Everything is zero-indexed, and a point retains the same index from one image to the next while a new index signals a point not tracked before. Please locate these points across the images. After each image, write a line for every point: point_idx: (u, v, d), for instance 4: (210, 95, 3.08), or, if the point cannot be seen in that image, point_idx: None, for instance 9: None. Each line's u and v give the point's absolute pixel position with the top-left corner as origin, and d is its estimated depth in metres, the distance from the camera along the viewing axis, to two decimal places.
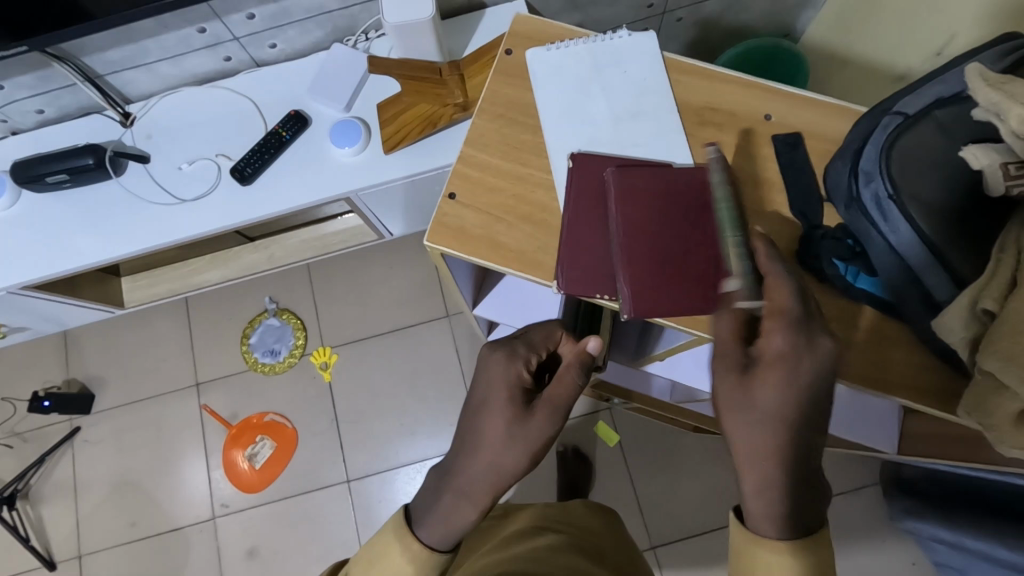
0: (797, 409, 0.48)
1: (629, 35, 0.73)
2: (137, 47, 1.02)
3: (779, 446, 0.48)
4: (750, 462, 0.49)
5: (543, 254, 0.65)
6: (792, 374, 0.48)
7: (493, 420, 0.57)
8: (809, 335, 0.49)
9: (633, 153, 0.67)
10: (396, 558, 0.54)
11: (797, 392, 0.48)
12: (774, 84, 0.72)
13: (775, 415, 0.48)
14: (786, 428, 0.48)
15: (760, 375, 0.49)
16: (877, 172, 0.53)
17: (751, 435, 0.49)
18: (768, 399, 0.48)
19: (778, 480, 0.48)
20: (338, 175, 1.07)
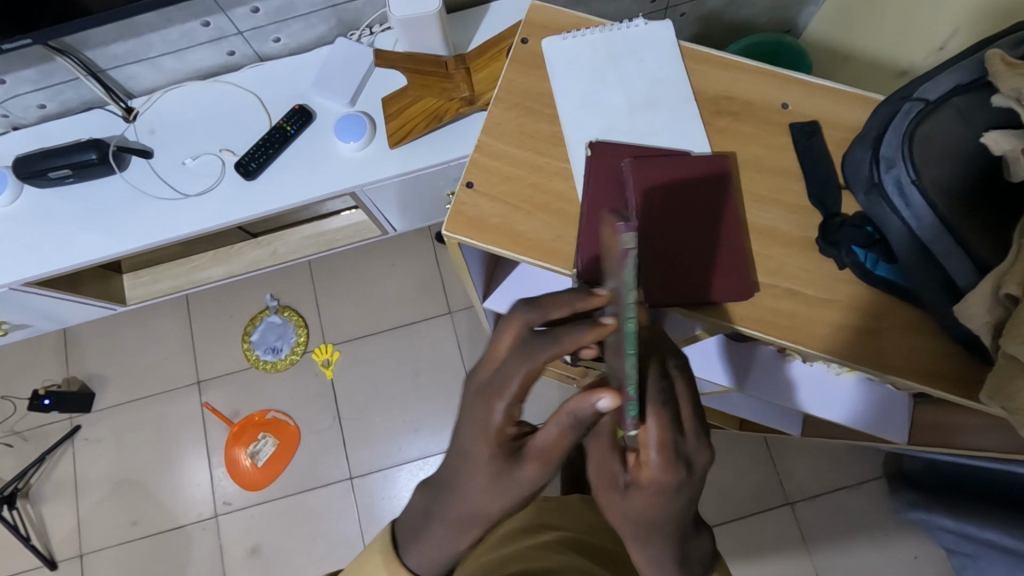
0: (666, 519, 0.48)
1: (645, 24, 0.73)
2: (141, 41, 1.01)
3: (649, 545, 0.49)
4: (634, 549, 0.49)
5: (560, 243, 0.64)
6: (661, 495, 0.47)
7: (471, 474, 0.48)
8: (680, 454, 0.47)
9: (651, 142, 0.67)
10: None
11: (669, 505, 0.47)
12: (790, 73, 0.72)
13: (650, 526, 0.48)
14: (656, 535, 0.48)
15: (634, 488, 0.48)
16: (899, 157, 0.53)
17: (632, 541, 0.49)
18: (643, 514, 0.48)
19: (663, 562, 0.49)
20: (345, 169, 1.06)
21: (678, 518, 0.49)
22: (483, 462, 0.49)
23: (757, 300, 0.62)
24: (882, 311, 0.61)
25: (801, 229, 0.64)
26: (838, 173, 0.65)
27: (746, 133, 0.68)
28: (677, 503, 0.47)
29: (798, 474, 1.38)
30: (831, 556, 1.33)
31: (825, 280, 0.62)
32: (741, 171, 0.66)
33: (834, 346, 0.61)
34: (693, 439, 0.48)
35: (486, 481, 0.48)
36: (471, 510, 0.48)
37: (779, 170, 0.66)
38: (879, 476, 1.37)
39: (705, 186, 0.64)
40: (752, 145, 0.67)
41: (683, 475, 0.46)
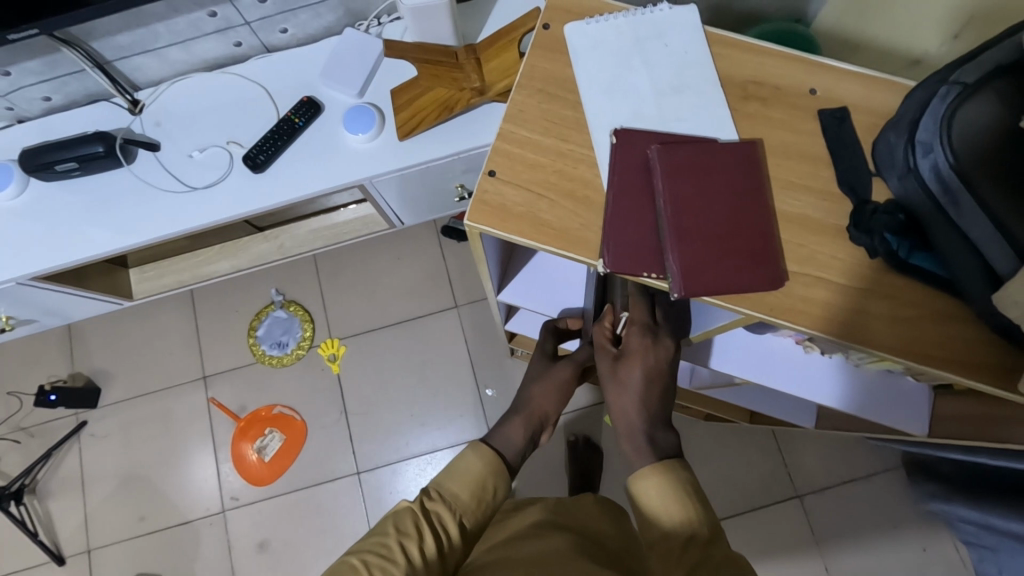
0: (646, 383, 0.69)
1: (670, 8, 0.72)
2: (148, 31, 1.00)
3: (639, 408, 0.68)
4: (622, 415, 0.69)
5: (587, 231, 0.63)
6: (644, 357, 0.69)
7: (537, 380, 0.82)
8: (651, 330, 0.70)
9: (678, 129, 0.66)
10: (474, 462, 0.68)
11: (648, 373, 0.69)
12: (819, 58, 0.70)
13: (638, 390, 0.68)
14: (644, 397, 0.68)
15: (624, 357, 0.70)
16: (935, 141, 0.53)
17: (625, 403, 0.69)
18: (631, 377, 0.69)
19: (639, 428, 0.67)
20: (356, 161, 1.05)
21: (656, 387, 0.69)
22: (538, 366, 0.84)
23: (788, 289, 0.61)
24: (917, 299, 0.60)
25: (832, 216, 0.63)
26: (868, 158, 0.65)
27: (775, 119, 0.67)
28: (653, 366, 0.69)
29: (807, 467, 1.38)
30: (841, 550, 1.33)
31: (855, 268, 0.61)
32: (770, 158, 0.65)
33: (866, 335, 0.60)
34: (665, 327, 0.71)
35: (543, 379, 0.82)
36: (536, 404, 0.80)
37: (810, 156, 0.65)
38: (888, 469, 1.37)
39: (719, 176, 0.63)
40: (781, 131, 0.66)
41: (653, 346, 0.69)
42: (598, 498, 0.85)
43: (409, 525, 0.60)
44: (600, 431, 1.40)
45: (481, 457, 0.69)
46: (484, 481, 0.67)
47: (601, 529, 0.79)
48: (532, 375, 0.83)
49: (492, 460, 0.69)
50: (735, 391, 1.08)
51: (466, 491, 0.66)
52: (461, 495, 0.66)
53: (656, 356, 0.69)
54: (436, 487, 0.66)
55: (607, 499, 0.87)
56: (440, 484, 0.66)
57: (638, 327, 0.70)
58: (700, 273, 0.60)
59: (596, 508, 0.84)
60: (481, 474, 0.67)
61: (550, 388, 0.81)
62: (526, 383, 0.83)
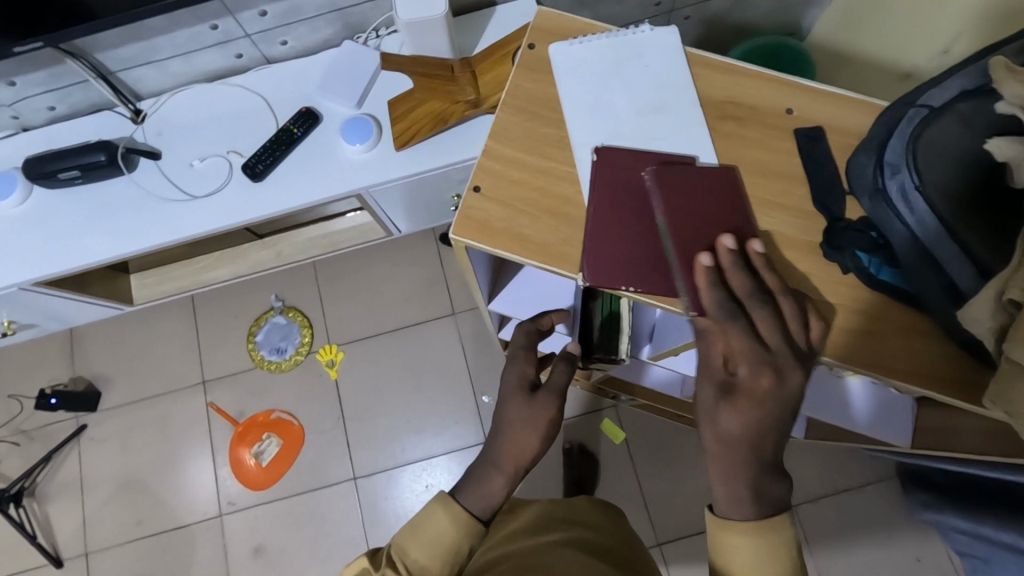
0: (757, 435, 0.51)
1: (650, 30, 0.74)
2: (150, 43, 1.02)
3: (742, 461, 0.51)
4: (720, 457, 0.52)
5: (567, 246, 0.65)
6: (757, 403, 0.50)
7: (514, 406, 0.72)
8: (772, 364, 0.51)
9: (657, 147, 0.68)
10: (441, 519, 0.63)
11: (762, 418, 0.51)
12: (796, 79, 0.72)
13: (746, 437, 0.51)
14: (753, 452, 0.51)
15: (731, 403, 0.51)
16: (903, 163, 0.54)
17: (725, 461, 0.52)
18: (740, 426, 0.51)
19: (745, 477, 0.52)
20: (351, 172, 1.07)
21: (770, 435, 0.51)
22: (515, 399, 0.72)
23: None
24: (888, 315, 0.62)
25: (805, 233, 0.64)
26: (841, 178, 0.66)
27: (751, 138, 0.68)
28: (770, 416, 0.50)
29: (801, 477, 1.38)
30: (834, 559, 1.33)
31: (830, 285, 0.63)
32: (745, 176, 0.67)
33: (840, 350, 0.61)
34: (790, 356, 0.51)
35: (522, 415, 0.71)
36: (516, 445, 0.70)
37: (784, 174, 0.67)
38: (882, 479, 1.37)
39: (761, 269, 0.57)
40: (757, 150, 0.68)
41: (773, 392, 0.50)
42: (592, 498, 0.89)
43: None
44: (596, 439, 1.40)
45: (454, 519, 0.63)
46: (456, 548, 0.63)
47: (599, 527, 0.84)
48: (513, 418, 0.71)
49: (467, 524, 0.64)
50: None
51: (434, 558, 0.61)
52: (428, 564, 0.61)
53: (774, 406, 0.50)
54: (402, 554, 0.62)
55: (601, 500, 0.92)
56: (404, 549, 0.62)
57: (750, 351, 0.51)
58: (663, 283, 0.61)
59: (590, 507, 0.89)
60: (452, 540, 0.62)
61: (534, 432, 0.70)
62: (503, 420, 0.72)
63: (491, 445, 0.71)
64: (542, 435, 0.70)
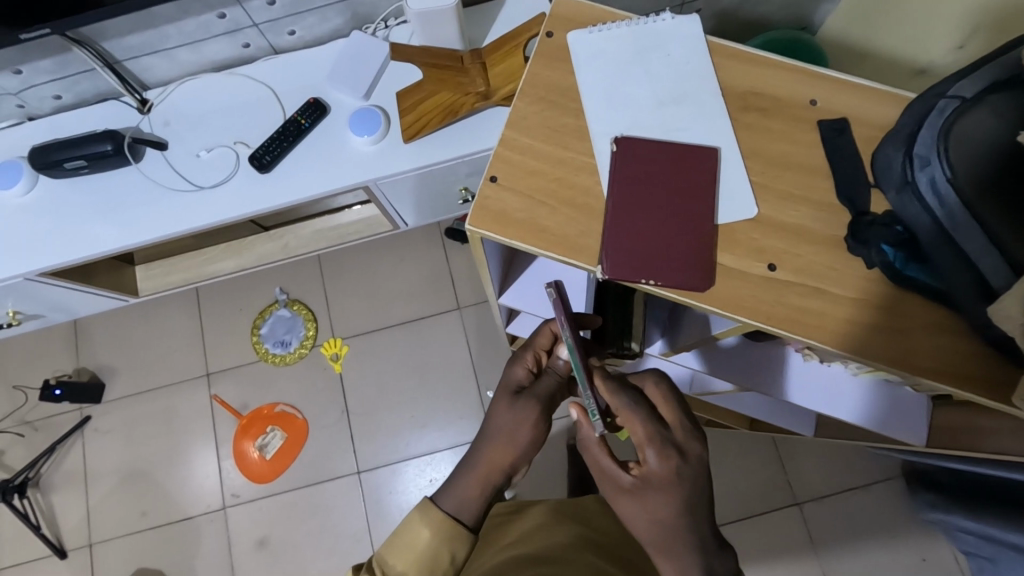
0: (678, 515, 0.58)
1: (672, 18, 0.72)
2: (158, 32, 1.01)
3: (670, 545, 0.58)
4: (657, 549, 0.58)
5: (586, 238, 0.64)
6: (664, 492, 0.58)
7: (498, 409, 0.69)
8: (674, 445, 0.59)
9: (676, 138, 0.67)
10: (424, 533, 0.63)
11: (672, 503, 0.58)
12: (820, 69, 0.71)
13: (669, 520, 0.58)
14: (676, 533, 0.58)
15: (642, 489, 0.59)
16: (934, 155, 0.53)
17: (659, 544, 0.58)
18: (653, 508, 0.58)
19: (688, 566, 0.57)
20: (360, 163, 1.06)
21: (690, 514, 0.58)
22: (501, 401, 0.70)
23: (782, 298, 0.62)
24: (914, 311, 0.60)
25: (829, 227, 0.63)
26: (867, 170, 0.65)
27: (774, 129, 0.67)
28: (685, 494, 0.58)
29: (807, 475, 1.38)
30: (839, 557, 1.32)
31: (855, 279, 0.62)
32: (767, 168, 0.66)
33: (863, 346, 0.60)
34: (685, 434, 0.61)
35: (504, 418, 0.68)
36: (495, 450, 0.68)
37: (807, 167, 0.66)
38: (887, 478, 1.37)
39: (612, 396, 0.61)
40: (779, 142, 0.67)
41: (678, 479, 0.58)
42: (598, 499, 0.89)
43: None
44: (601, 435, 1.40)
45: (429, 525, 0.63)
46: (435, 552, 0.62)
47: (608, 528, 0.83)
48: (495, 426, 0.68)
49: (442, 530, 0.63)
50: (736, 397, 1.08)
51: (413, 567, 0.61)
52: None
53: (687, 483, 0.58)
54: (381, 564, 0.62)
55: (607, 498, 0.91)
56: (386, 562, 0.62)
57: (653, 446, 0.59)
58: (670, 268, 0.62)
59: (596, 507, 0.88)
60: (429, 544, 0.62)
61: (512, 437, 0.68)
62: (489, 419, 0.70)
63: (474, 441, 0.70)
64: (524, 442, 0.68)
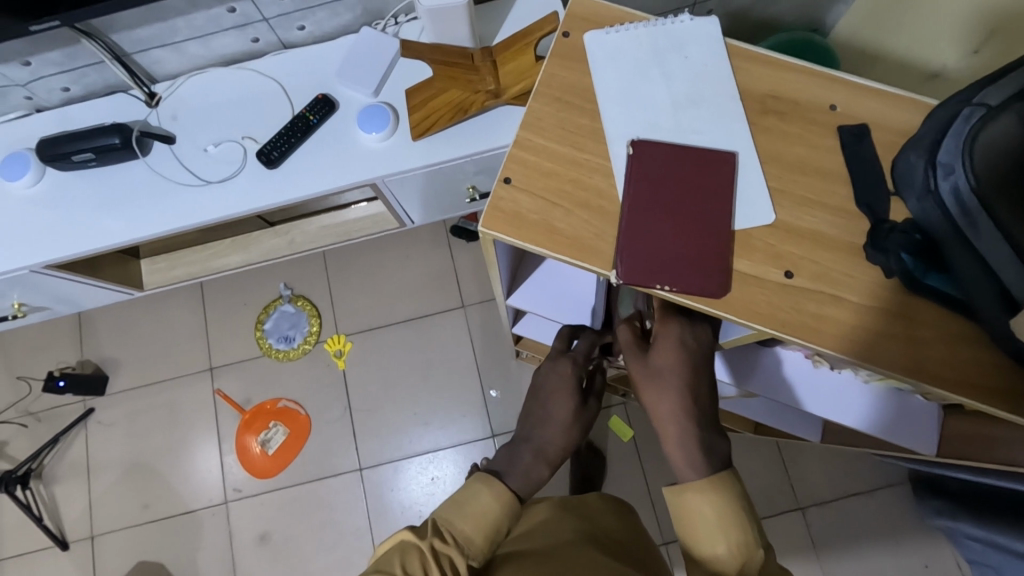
0: (687, 377, 0.64)
1: (690, 19, 0.72)
2: (167, 25, 1.00)
3: (684, 409, 0.62)
4: (668, 418, 0.63)
5: (601, 241, 0.63)
6: (676, 351, 0.65)
7: (561, 403, 0.73)
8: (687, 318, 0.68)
9: (694, 141, 0.66)
10: (489, 497, 0.63)
11: (685, 364, 0.64)
12: (840, 74, 0.70)
13: (677, 380, 0.64)
14: (689, 395, 0.63)
15: (656, 354, 0.66)
16: (957, 163, 0.53)
17: (672, 407, 0.63)
18: (669, 365, 0.64)
19: (691, 429, 0.62)
20: (368, 160, 1.06)
21: (697, 376, 0.64)
22: (563, 391, 0.74)
23: (799, 305, 0.61)
24: (932, 320, 0.60)
25: (847, 234, 0.63)
26: (887, 178, 0.64)
27: (792, 134, 0.67)
28: (693, 357, 0.65)
29: (811, 479, 1.37)
30: (841, 561, 1.32)
31: (872, 287, 0.61)
32: (785, 173, 0.65)
33: (877, 355, 0.59)
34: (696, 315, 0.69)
35: (566, 411, 0.73)
36: (554, 440, 0.71)
37: (825, 172, 0.65)
38: (892, 484, 1.36)
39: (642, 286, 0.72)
40: (798, 146, 0.66)
41: (689, 340, 0.66)
42: (604, 496, 0.88)
43: (416, 567, 0.54)
44: (605, 435, 1.39)
45: (500, 497, 0.63)
46: (499, 526, 0.62)
47: (613, 526, 0.83)
48: (558, 410, 0.73)
49: (509, 501, 0.63)
50: (743, 402, 1.07)
51: (479, 533, 0.60)
52: (474, 539, 0.60)
53: (697, 353, 0.66)
54: (446, 527, 0.60)
55: (612, 497, 0.90)
56: (452, 524, 0.60)
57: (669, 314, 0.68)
58: (684, 274, 0.61)
59: (602, 505, 0.88)
60: (494, 515, 0.62)
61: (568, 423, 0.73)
62: (549, 411, 0.73)
63: (527, 428, 0.73)
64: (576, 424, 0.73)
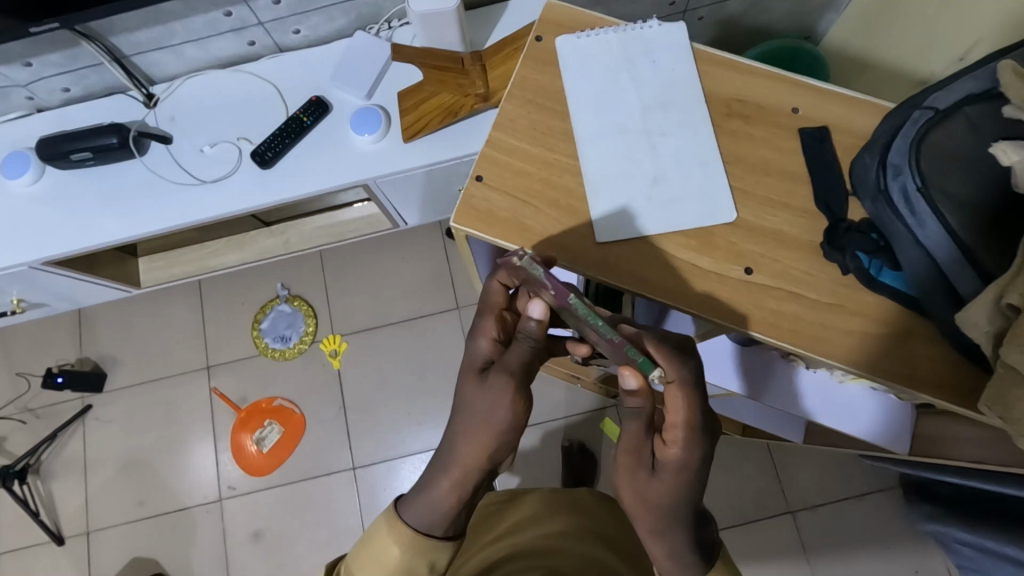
0: (684, 498, 0.55)
1: (660, 25, 0.74)
2: (164, 29, 1.03)
3: (671, 525, 0.56)
4: (651, 523, 0.56)
5: (567, 239, 0.65)
6: (682, 476, 0.54)
7: (465, 390, 0.60)
8: (701, 434, 0.54)
9: (660, 143, 0.68)
10: (391, 547, 0.57)
11: (684, 483, 0.55)
12: (806, 79, 0.72)
13: (669, 502, 0.55)
14: (681, 515, 0.56)
15: (659, 473, 0.55)
16: (905, 165, 0.55)
17: (654, 526, 0.57)
18: (664, 491, 0.55)
19: (678, 542, 0.56)
20: (357, 162, 1.08)
21: (693, 494, 0.56)
22: (468, 381, 0.60)
23: (760, 301, 0.62)
24: (891, 319, 0.61)
25: (808, 234, 0.64)
26: (845, 179, 0.66)
27: (757, 136, 0.68)
28: (697, 478, 0.55)
29: (800, 484, 1.38)
30: (829, 567, 1.33)
31: (832, 285, 0.63)
32: (749, 175, 0.67)
33: (839, 352, 0.61)
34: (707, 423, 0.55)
35: (467, 404, 0.59)
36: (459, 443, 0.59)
37: (788, 174, 0.67)
38: (881, 489, 1.37)
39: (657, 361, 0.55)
40: (763, 148, 0.68)
41: (699, 463, 0.54)
42: (596, 491, 0.88)
43: None
44: (597, 438, 1.40)
45: (401, 542, 0.57)
46: (410, 568, 0.57)
47: (605, 525, 0.84)
48: (461, 403, 0.60)
49: (416, 543, 0.57)
50: (729, 403, 1.07)
51: None
52: None
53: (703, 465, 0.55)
54: None
55: (602, 493, 0.90)
56: None
57: (681, 432, 0.54)
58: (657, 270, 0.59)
59: (592, 501, 0.88)
60: (404, 560, 0.57)
61: (489, 425, 0.57)
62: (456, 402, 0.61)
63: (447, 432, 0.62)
64: (510, 411, 0.57)
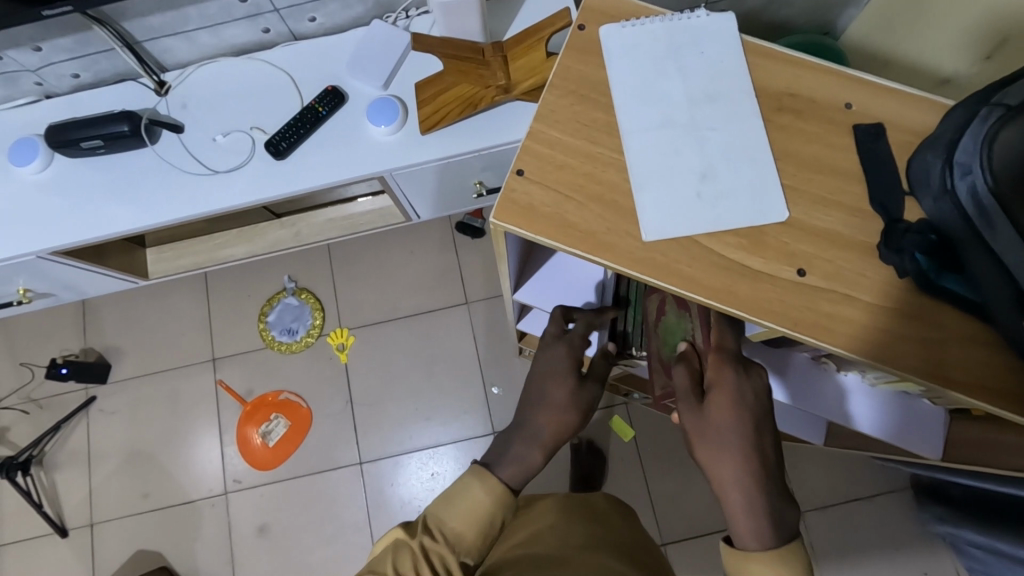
0: (747, 433, 0.59)
1: (708, 14, 0.72)
2: (180, 13, 1.00)
3: (745, 466, 0.58)
4: (718, 466, 0.59)
5: (611, 235, 0.63)
6: (735, 403, 0.60)
7: (555, 385, 0.71)
8: (740, 364, 0.62)
9: (708, 136, 0.67)
10: (480, 492, 0.60)
11: (742, 413, 0.60)
12: (857, 73, 0.70)
13: (732, 431, 0.59)
14: (750, 453, 0.58)
15: (712, 405, 0.61)
16: (976, 163, 0.54)
17: (727, 469, 0.58)
18: (722, 419, 0.60)
19: (757, 496, 0.57)
20: (372, 153, 1.06)
21: (756, 429, 0.59)
22: (557, 379, 0.71)
23: (812, 303, 0.61)
24: (945, 322, 0.60)
25: (860, 232, 0.62)
26: (902, 178, 0.64)
27: (807, 131, 0.66)
28: (751, 409, 0.60)
29: (812, 485, 1.37)
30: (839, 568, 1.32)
31: (884, 286, 0.61)
32: (799, 171, 0.65)
33: (891, 355, 0.59)
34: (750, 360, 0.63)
35: (548, 392, 0.70)
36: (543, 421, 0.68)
37: (839, 171, 0.65)
38: (892, 491, 1.36)
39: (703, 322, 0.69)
40: (812, 145, 0.66)
41: (748, 388, 0.61)
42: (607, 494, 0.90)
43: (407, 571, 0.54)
44: (606, 436, 1.39)
45: (490, 491, 0.60)
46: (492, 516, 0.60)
47: (620, 523, 0.85)
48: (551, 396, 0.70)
49: (501, 494, 0.61)
50: None
51: (473, 529, 0.59)
52: (466, 534, 0.58)
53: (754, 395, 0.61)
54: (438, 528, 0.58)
55: (614, 497, 0.92)
56: (443, 522, 0.59)
57: (724, 358, 0.63)
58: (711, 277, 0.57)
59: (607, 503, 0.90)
60: (489, 508, 0.60)
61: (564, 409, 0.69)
62: (534, 390, 0.72)
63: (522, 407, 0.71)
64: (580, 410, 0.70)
